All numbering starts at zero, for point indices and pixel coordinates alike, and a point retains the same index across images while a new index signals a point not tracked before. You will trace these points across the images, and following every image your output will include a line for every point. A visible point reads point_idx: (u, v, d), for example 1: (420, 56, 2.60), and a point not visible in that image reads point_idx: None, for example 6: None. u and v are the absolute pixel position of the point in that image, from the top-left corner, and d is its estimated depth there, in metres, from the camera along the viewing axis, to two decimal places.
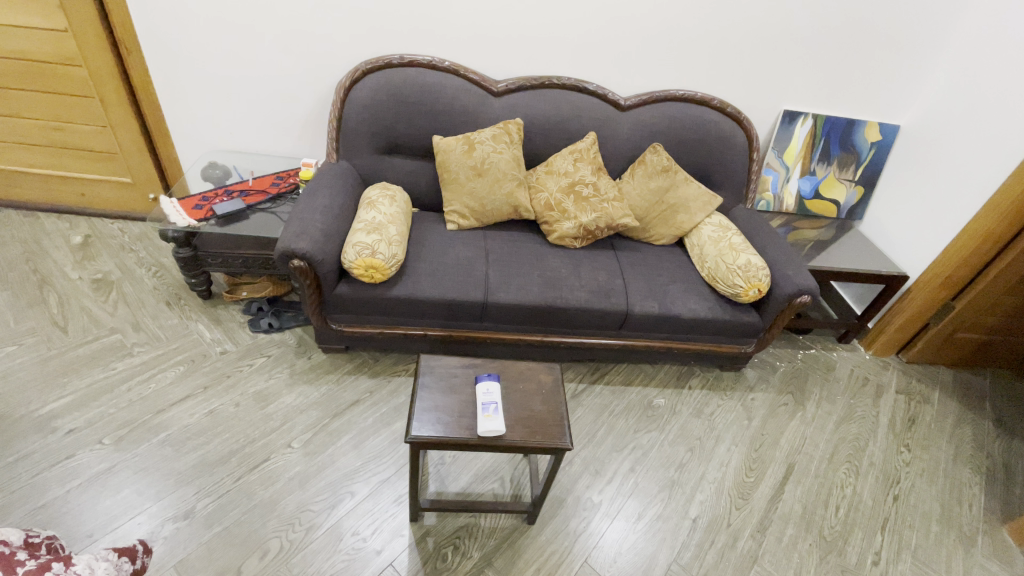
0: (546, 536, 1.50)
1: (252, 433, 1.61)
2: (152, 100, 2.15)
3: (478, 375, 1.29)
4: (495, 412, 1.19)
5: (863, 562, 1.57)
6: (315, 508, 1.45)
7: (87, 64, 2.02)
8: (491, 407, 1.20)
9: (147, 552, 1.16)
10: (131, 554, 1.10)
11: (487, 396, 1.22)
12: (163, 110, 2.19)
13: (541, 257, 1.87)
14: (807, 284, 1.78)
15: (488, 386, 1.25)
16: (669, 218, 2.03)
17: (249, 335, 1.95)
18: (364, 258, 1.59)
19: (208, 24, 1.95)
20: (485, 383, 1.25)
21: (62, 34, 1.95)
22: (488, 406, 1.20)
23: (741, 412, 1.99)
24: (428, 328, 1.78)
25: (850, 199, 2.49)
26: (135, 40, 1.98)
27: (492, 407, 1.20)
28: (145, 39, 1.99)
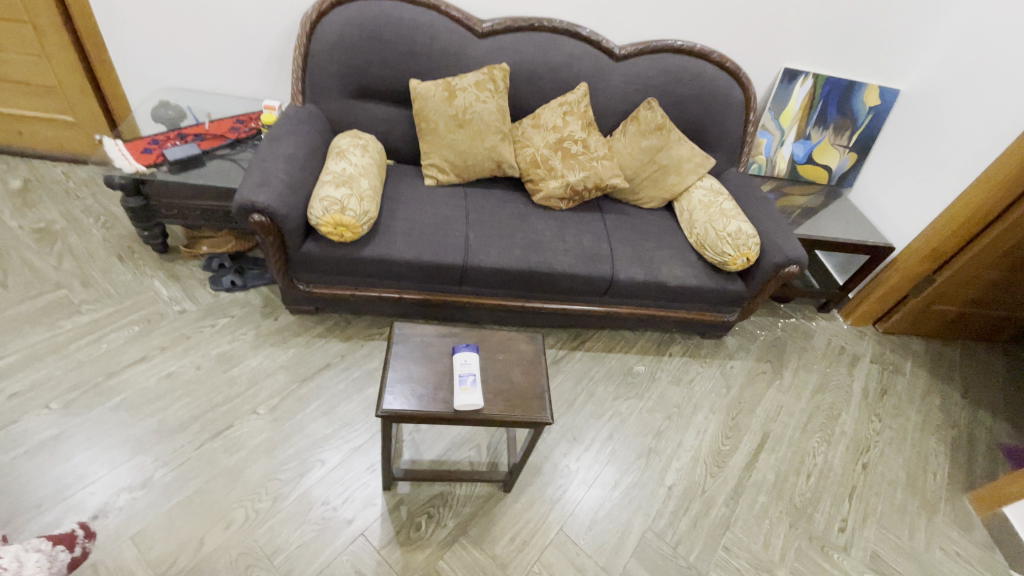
0: (522, 503, 1.48)
1: (215, 398, 1.53)
2: (93, 29, 1.91)
3: (456, 346, 1.20)
4: (473, 384, 1.13)
5: (830, 528, 1.61)
6: (283, 477, 1.39)
7: None
8: (469, 380, 1.13)
9: (88, 536, 1.16)
10: (67, 542, 1.10)
11: (465, 368, 1.16)
12: (106, 40, 1.95)
13: (524, 218, 1.77)
14: (797, 254, 1.73)
15: (466, 356, 1.18)
16: (660, 181, 1.93)
17: (210, 294, 1.82)
18: (333, 215, 1.46)
19: None
20: (463, 354, 1.18)
21: None
22: (466, 378, 1.13)
23: (720, 380, 1.98)
24: (403, 291, 1.68)
25: (843, 165, 2.42)
26: None
27: (471, 379, 1.14)
28: None
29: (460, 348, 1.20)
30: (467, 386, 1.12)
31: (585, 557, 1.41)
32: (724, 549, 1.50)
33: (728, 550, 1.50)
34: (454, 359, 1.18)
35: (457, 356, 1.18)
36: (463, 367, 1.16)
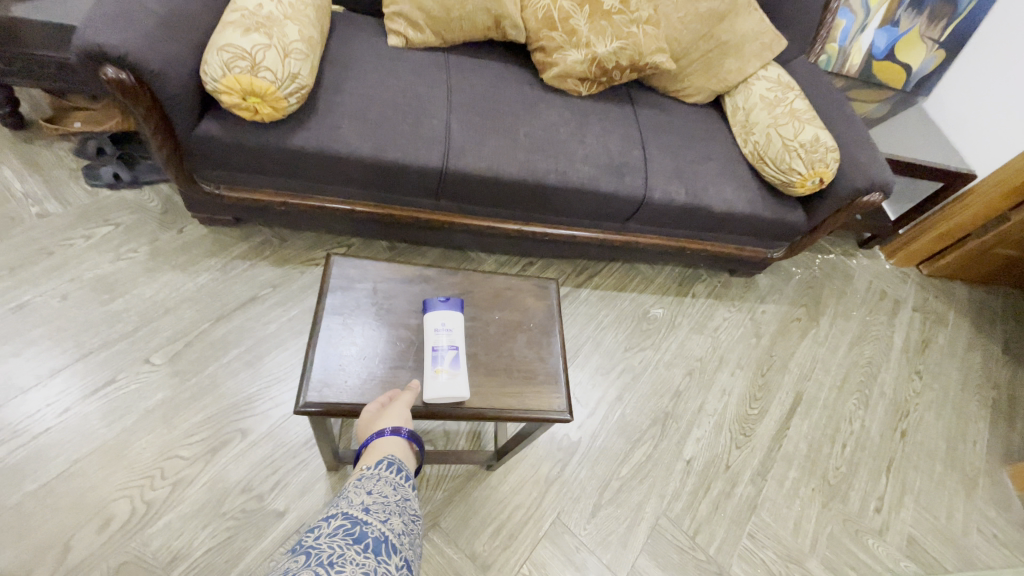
0: (510, 486, 1.17)
1: (91, 341, 1.10)
2: None
3: (428, 302, 0.80)
4: (455, 365, 0.76)
5: (866, 509, 1.38)
6: (186, 455, 1.01)
7: None
8: (449, 360, 0.75)
9: None
10: None
11: (443, 338, 0.77)
12: None
13: (529, 106, 1.26)
14: (884, 178, 1.31)
15: (444, 318, 0.79)
16: (715, 64, 1.42)
17: (85, 192, 1.30)
18: (238, 75, 0.94)
19: None
20: (439, 315, 0.79)
21: None
22: (446, 357, 0.75)
23: (749, 328, 1.65)
24: (357, 204, 1.21)
25: (926, 66, 1.92)
26: None
27: (451, 356, 0.76)
28: None
29: (435, 304, 0.80)
30: (447, 370, 0.75)
31: (585, 553, 1.13)
32: (748, 537, 1.25)
33: (753, 538, 1.25)
34: (426, 322, 0.79)
35: (432, 319, 0.79)
36: (439, 335, 0.77)
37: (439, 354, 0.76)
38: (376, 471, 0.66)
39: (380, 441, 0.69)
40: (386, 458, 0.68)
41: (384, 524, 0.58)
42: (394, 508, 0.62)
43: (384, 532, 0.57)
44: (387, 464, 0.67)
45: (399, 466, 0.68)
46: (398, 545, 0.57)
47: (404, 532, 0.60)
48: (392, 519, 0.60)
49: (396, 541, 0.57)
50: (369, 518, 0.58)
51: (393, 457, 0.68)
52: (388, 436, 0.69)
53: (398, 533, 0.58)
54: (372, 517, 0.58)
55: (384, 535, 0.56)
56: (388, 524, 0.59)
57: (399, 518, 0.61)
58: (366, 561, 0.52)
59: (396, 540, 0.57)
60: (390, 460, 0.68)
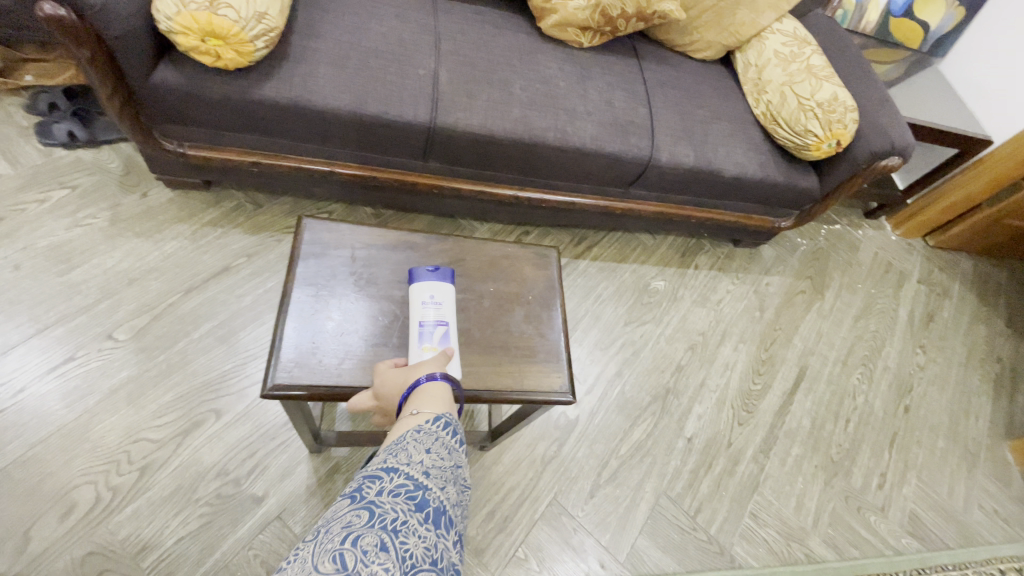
0: (504, 466, 1.12)
1: (46, 315, 1.00)
2: None
3: (414, 272, 0.70)
4: (446, 342, 0.67)
5: (869, 485, 1.34)
6: (155, 438, 0.93)
7: None
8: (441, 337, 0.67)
9: None
10: None
11: (430, 312, 0.68)
12: None
13: (526, 58, 1.15)
14: (905, 141, 1.22)
15: (433, 288, 0.70)
16: (727, 15, 1.31)
17: (37, 151, 1.19)
18: (195, 13, 0.83)
19: None
20: (427, 286, 0.69)
21: None
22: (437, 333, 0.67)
23: (753, 301, 1.58)
24: (337, 164, 1.10)
25: (944, 25, 1.81)
26: None
27: (441, 333, 0.67)
28: None
29: (422, 273, 0.71)
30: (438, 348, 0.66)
31: (583, 534, 1.09)
32: (750, 516, 1.21)
33: (755, 517, 1.21)
34: (412, 295, 0.69)
35: (418, 290, 0.70)
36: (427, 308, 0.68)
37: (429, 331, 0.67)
38: (434, 428, 0.55)
39: (426, 387, 0.60)
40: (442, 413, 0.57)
41: (444, 492, 0.49)
42: (450, 476, 0.52)
43: (443, 503, 0.48)
44: (445, 421, 0.57)
45: (455, 426, 0.58)
46: (454, 518, 0.49)
47: (458, 504, 0.52)
48: (449, 487, 0.51)
49: (453, 514, 0.49)
50: (428, 483, 0.49)
51: (450, 414, 0.58)
52: (433, 378, 0.61)
53: (454, 504, 0.50)
54: (432, 481, 0.49)
55: (444, 505, 0.48)
56: (446, 493, 0.50)
57: (455, 488, 0.51)
58: (428, 536, 0.43)
59: (453, 513, 0.48)
60: (445, 411, 0.58)
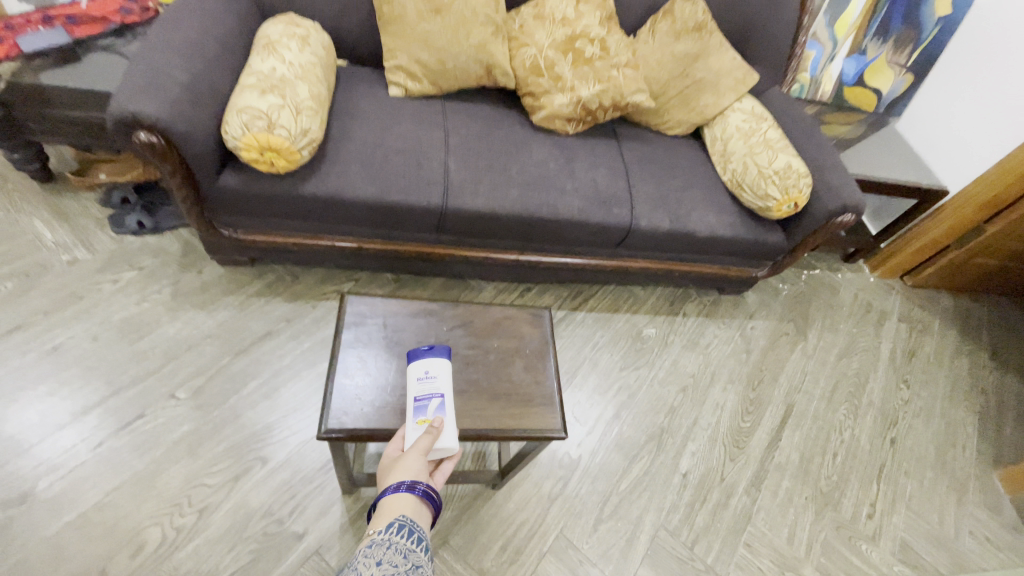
0: (515, 504, 1.24)
1: (119, 379, 1.18)
2: None
3: (413, 352, 0.83)
4: (439, 411, 0.79)
5: (859, 516, 1.43)
6: (211, 483, 1.08)
7: None
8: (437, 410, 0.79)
9: None
10: None
11: (425, 387, 0.80)
12: None
13: (521, 146, 1.37)
14: (855, 200, 1.39)
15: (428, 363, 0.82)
16: (692, 99, 1.52)
17: (110, 239, 1.40)
18: (256, 133, 1.04)
19: None
20: (422, 363, 0.82)
21: None
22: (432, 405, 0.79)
23: (740, 344, 1.72)
24: (363, 241, 1.30)
25: (895, 89, 2.03)
26: None
27: (436, 404, 0.79)
28: None
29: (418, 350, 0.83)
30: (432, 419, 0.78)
31: (588, 565, 1.20)
32: (744, 546, 1.30)
33: (749, 548, 1.30)
34: (409, 372, 0.82)
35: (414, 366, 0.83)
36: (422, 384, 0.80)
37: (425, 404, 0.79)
38: (386, 536, 0.62)
39: (388, 498, 0.69)
40: (398, 520, 0.66)
41: None
42: None
43: None
44: (396, 528, 0.64)
45: (410, 529, 0.65)
46: None
47: None
48: None
49: None
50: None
51: (404, 519, 0.66)
52: (398, 488, 0.70)
53: None
54: None
55: None
56: None
57: None
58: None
59: None
60: (399, 519, 0.66)
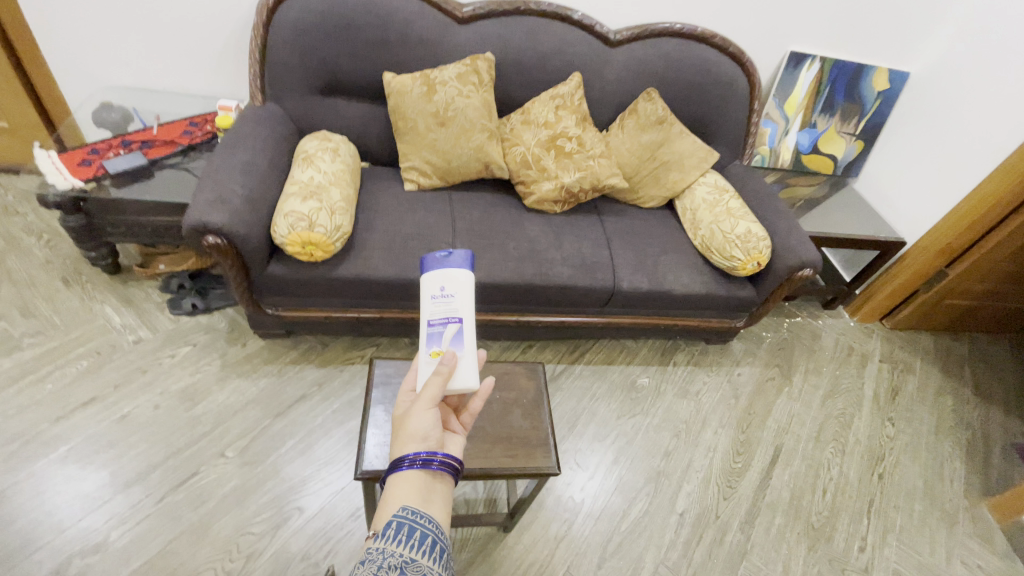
0: (525, 545, 1.36)
1: (177, 442, 1.36)
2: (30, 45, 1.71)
3: (436, 271, 0.93)
4: (455, 336, 0.88)
5: (851, 549, 1.52)
6: (256, 531, 1.25)
7: None
8: (453, 334, 0.88)
9: None
10: None
11: (444, 309, 0.90)
12: (50, 67, 1.78)
13: (516, 225, 1.61)
14: (811, 257, 1.59)
15: (445, 276, 0.92)
16: (661, 177, 1.78)
17: (169, 319, 1.64)
18: (300, 232, 1.28)
19: None
20: (439, 272, 0.93)
21: None
22: (449, 329, 0.88)
23: (728, 390, 1.87)
24: (385, 311, 1.52)
25: (849, 154, 2.29)
26: None
27: (453, 329, 0.88)
28: None
29: (436, 255, 0.95)
30: (448, 346, 0.87)
31: None
32: None
33: None
34: (428, 294, 0.92)
35: (429, 277, 0.93)
36: (437, 301, 0.91)
37: (441, 326, 0.89)
38: (382, 544, 0.55)
39: (400, 473, 0.68)
40: (395, 521, 0.58)
41: None
42: None
43: None
44: (395, 531, 0.57)
45: (408, 531, 0.57)
46: None
47: None
48: None
49: None
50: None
51: (402, 519, 0.59)
52: (409, 464, 0.69)
53: None
54: None
55: None
56: None
57: None
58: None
59: None
60: (399, 519, 0.59)
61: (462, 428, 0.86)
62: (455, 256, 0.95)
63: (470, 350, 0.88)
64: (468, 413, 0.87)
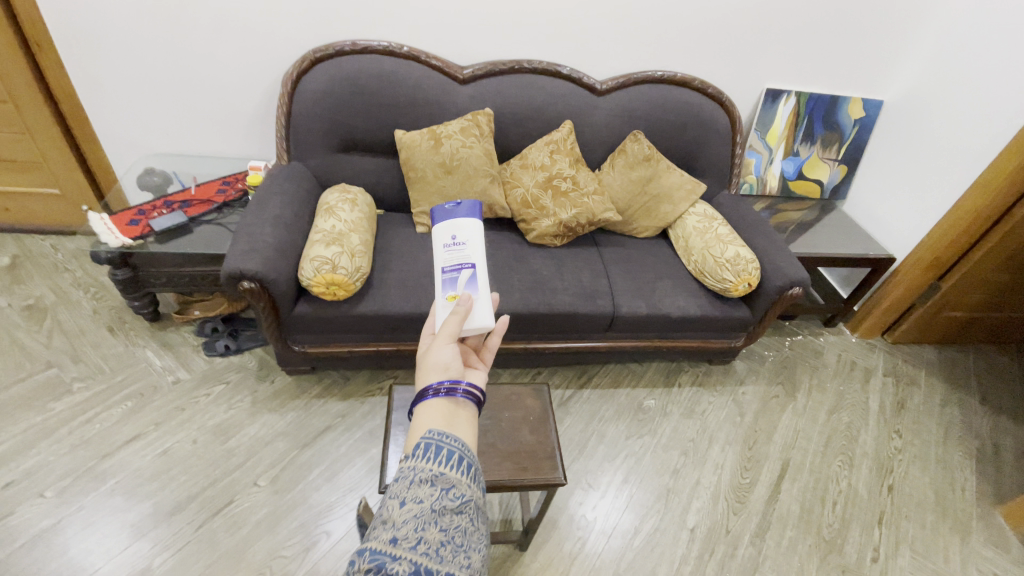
0: (540, 562, 1.42)
1: (213, 473, 1.47)
2: (84, 121, 1.94)
3: (447, 226, 1.13)
4: (469, 278, 1.05)
5: (863, 560, 1.54)
6: (287, 554, 1.33)
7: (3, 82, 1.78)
8: (467, 279, 1.05)
9: None
10: None
11: (456, 255, 1.09)
12: (100, 141, 2.00)
13: (520, 259, 1.75)
14: (798, 276, 1.69)
15: (454, 229, 1.12)
16: (653, 210, 1.92)
17: (204, 360, 1.78)
18: (324, 274, 1.43)
19: (135, 25, 1.71)
20: (447, 224, 1.13)
21: None
22: (462, 274, 1.05)
23: (733, 409, 1.93)
24: (402, 343, 1.65)
25: (833, 178, 2.42)
26: (52, 47, 1.74)
27: (468, 274, 1.06)
28: (63, 44, 1.74)
29: (446, 208, 1.16)
30: (463, 289, 1.04)
31: None
32: None
33: None
34: (442, 247, 1.11)
35: (441, 229, 1.14)
36: (450, 250, 1.10)
37: (455, 272, 1.07)
38: (411, 463, 0.55)
39: (425, 402, 0.67)
40: (424, 441, 0.58)
41: (415, 548, 0.47)
42: (433, 517, 0.50)
43: (417, 560, 0.46)
44: (423, 450, 0.57)
45: (437, 449, 0.57)
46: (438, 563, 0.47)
47: (450, 541, 0.49)
48: (428, 531, 0.49)
49: (433, 562, 0.47)
50: (398, 552, 0.46)
51: (431, 438, 0.59)
52: (434, 394, 0.67)
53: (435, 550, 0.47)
54: (403, 536, 0.48)
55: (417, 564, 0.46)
56: (423, 541, 0.48)
57: (437, 528, 0.49)
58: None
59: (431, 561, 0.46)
60: (427, 438, 0.59)
61: (486, 365, 0.86)
62: (461, 210, 1.15)
63: (482, 291, 1.04)
64: (488, 351, 0.88)
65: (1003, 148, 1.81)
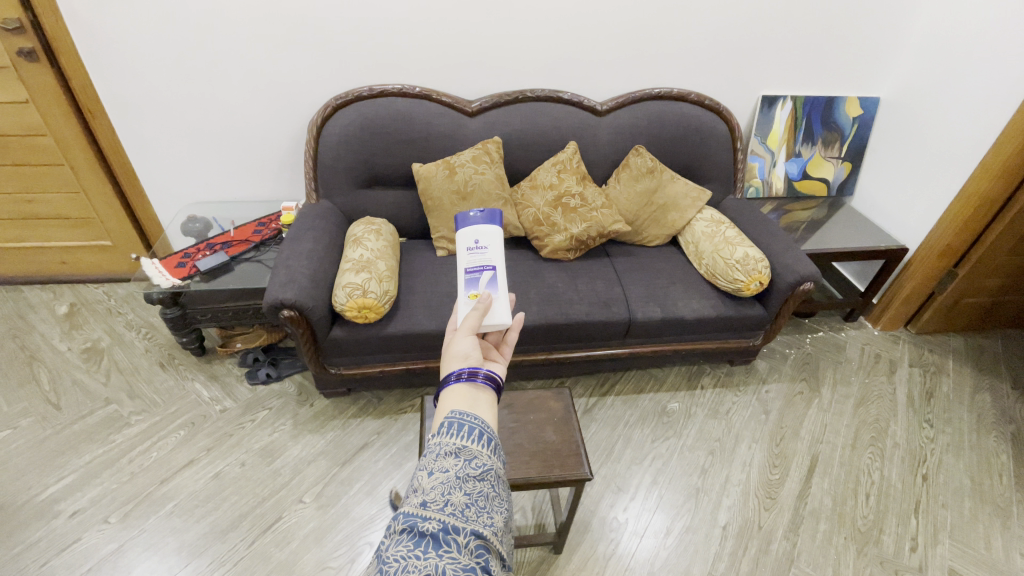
0: (575, 565, 1.46)
1: (262, 492, 1.57)
2: (131, 176, 2.13)
3: (468, 231, 1.23)
4: (492, 280, 1.16)
5: (901, 550, 1.53)
6: (335, 565, 1.41)
7: (61, 147, 1.98)
8: (488, 280, 1.16)
9: None
10: None
11: (479, 259, 1.19)
12: (146, 193, 2.19)
13: (536, 274, 1.84)
14: (808, 271, 1.73)
15: (476, 233, 1.22)
16: (661, 218, 2.00)
17: (248, 389, 1.90)
18: (356, 299, 1.54)
19: (177, 88, 1.91)
20: (470, 230, 1.23)
21: (37, 119, 1.91)
22: (483, 275, 1.16)
23: (758, 407, 1.95)
24: (430, 360, 1.74)
25: (839, 175, 2.47)
26: (104, 113, 1.94)
27: (491, 276, 1.16)
28: (114, 110, 1.94)
29: (470, 215, 1.25)
30: (484, 288, 1.15)
31: None
32: None
33: None
34: (465, 249, 1.22)
35: (464, 234, 1.24)
36: (472, 252, 1.20)
37: (477, 273, 1.17)
38: (437, 439, 0.64)
39: (449, 387, 0.75)
40: (448, 419, 0.67)
41: (441, 509, 0.55)
42: (456, 483, 0.58)
43: (443, 518, 0.54)
44: (446, 428, 0.66)
45: (459, 427, 0.66)
46: (463, 520, 0.55)
47: (473, 502, 0.57)
48: (453, 495, 0.57)
49: (459, 520, 0.54)
50: (428, 512, 0.55)
51: (454, 417, 0.67)
52: (456, 380, 0.76)
53: (459, 510, 0.55)
54: (431, 500, 0.56)
55: (443, 521, 0.54)
56: (448, 502, 0.56)
57: (461, 493, 0.57)
58: (427, 564, 0.50)
59: (457, 519, 0.54)
60: (450, 417, 0.67)
61: (504, 358, 0.91)
62: (481, 217, 1.24)
63: (501, 291, 1.15)
64: (508, 345, 0.94)
65: (997, 138, 1.86)
